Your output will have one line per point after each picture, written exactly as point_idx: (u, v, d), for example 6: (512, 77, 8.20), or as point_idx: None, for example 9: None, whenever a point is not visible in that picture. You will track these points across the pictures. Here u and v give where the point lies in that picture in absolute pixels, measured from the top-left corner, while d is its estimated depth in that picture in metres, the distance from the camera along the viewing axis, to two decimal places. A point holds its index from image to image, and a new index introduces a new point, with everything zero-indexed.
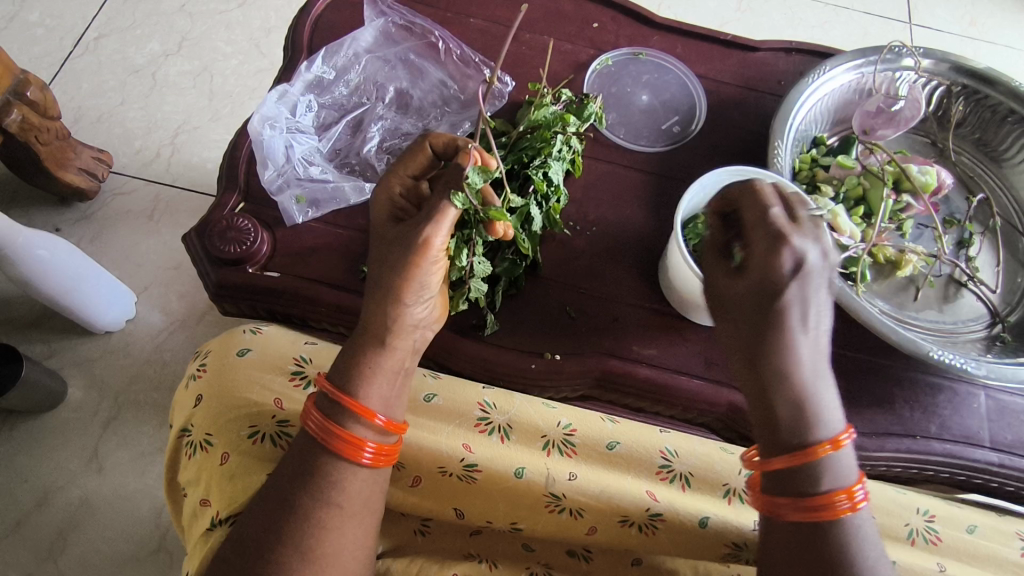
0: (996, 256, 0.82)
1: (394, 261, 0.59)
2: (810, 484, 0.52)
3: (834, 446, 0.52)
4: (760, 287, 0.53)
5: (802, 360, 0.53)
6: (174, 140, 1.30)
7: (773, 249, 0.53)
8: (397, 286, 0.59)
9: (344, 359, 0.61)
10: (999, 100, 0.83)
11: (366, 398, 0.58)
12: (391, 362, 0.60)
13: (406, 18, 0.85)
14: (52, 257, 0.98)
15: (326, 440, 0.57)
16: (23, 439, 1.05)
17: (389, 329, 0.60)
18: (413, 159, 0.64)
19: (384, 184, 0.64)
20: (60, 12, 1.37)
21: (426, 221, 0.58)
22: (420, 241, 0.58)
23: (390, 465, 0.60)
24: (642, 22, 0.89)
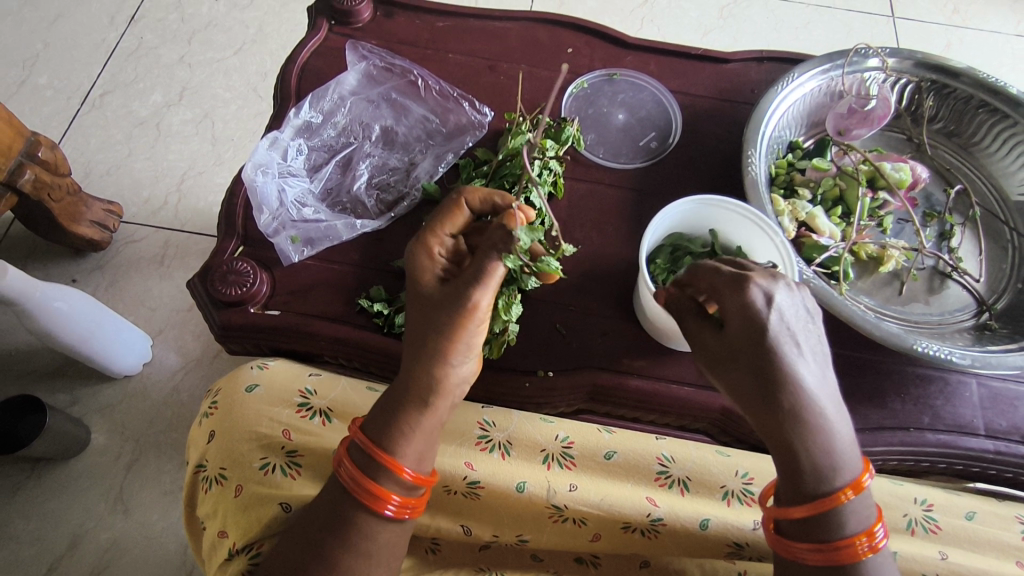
0: (978, 245, 0.83)
1: (440, 324, 0.60)
2: (832, 530, 0.56)
3: (854, 492, 0.56)
4: (745, 331, 0.58)
5: (807, 393, 0.56)
6: (181, 186, 1.35)
7: (743, 292, 0.58)
8: (441, 347, 0.60)
9: (384, 411, 0.61)
10: (966, 91, 0.85)
11: (400, 454, 0.60)
12: (430, 421, 0.61)
13: (386, 60, 0.89)
14: (70, 309, 1.02)
15: (357, 493, 0.59)
16: (51, 485, 1.09)
17: (432, 390, 0.61)
18: (452, 220, 0.65)
19: (421, 245, 0.65)
20: (67, 72, 1.43)
21: (476, 284, 0.60)
22: (468, 304, 0.60)
23: (414, 517, 0.62)
24: (614, 43, 0.92)
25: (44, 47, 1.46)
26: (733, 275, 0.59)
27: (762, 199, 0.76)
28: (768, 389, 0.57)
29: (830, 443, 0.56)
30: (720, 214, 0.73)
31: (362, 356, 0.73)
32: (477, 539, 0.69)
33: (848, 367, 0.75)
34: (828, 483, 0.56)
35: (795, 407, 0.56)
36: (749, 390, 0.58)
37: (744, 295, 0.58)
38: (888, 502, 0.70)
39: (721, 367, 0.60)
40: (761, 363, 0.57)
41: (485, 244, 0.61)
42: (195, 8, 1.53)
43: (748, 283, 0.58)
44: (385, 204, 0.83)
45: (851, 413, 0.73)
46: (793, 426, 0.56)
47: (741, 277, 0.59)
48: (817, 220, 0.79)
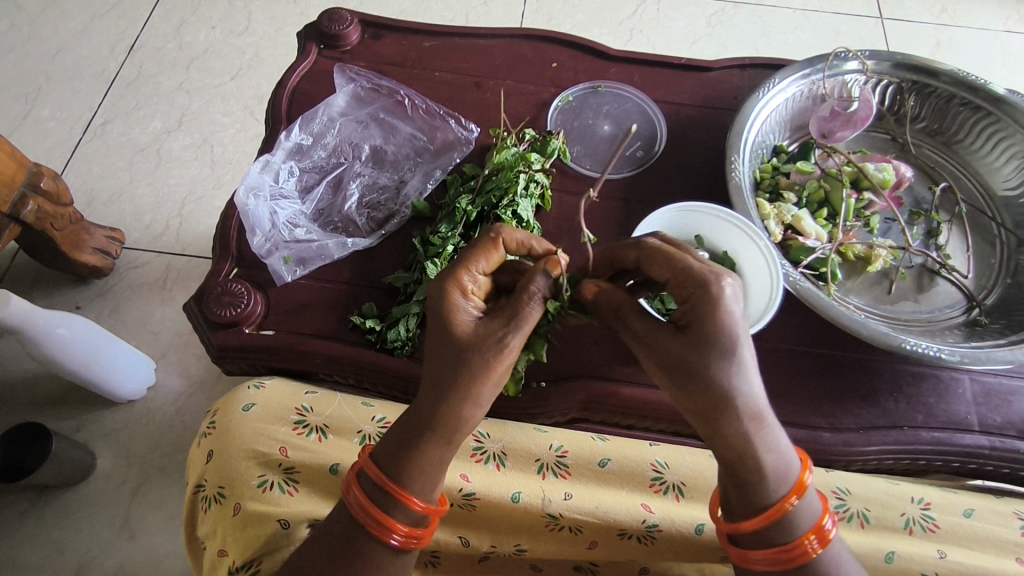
0: (965, 242, 0.83)
1: (476, 368, 0.56)
2: (782, 536, 0.57)
3: (797, 497, 0.56)
4: (699, 341, 0.55)
5: (757, 400, 0.55)
6: (181, 211, 1.37)
7: (704, 297, 0.55)
8: (471, 388, 0.57)
9: (398, 444, 0.59)
10: (946, 89, 0.86)
11: (414, 486, 0.58)
12: (447, 454, 0.59)
13: (373, 81, 0.91)
14: (73, 336, 1.03)
15: (364, 521, 0.58)
16: (58, 512, 1.10)
17: (454, 428, 0.58)
18: (490, 257, 0.61)
19: (455, 280, 0.60)
20: (68, 103, 1.46)
21: (517, 329, 0.58)
22: (503, 346, 0.57)
23: (422, 545, 0.61)
24: (598, 56, 0.93)
25: (47, 79, 1.49)
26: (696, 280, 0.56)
27: (747, 204, 0.77)
28: (721, 401, 0.54)
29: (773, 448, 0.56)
30: (704, 222, 0.76)
31: (355, 372, 0.74)
32: (475, 551, 0.70)
33: (839, 368, 0.75)
34: (772, 489, 0.56)
35: (744, 418, 0.54)
36: (701, 404, 0.55)
37: (701, 298, 0.55)
38: (883, 501, 0.70)
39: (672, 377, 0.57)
40: (709, 376, 0.54)
41: (527, 286, 0.59)
42: (192, 36, 1.57)
43: (709, 286, 0.55)
44: (376, 222, 0.85)
45: (844, 414, 0.73)
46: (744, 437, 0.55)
47: (702, 279, 0.55)
48: (802, 223, 0.79)
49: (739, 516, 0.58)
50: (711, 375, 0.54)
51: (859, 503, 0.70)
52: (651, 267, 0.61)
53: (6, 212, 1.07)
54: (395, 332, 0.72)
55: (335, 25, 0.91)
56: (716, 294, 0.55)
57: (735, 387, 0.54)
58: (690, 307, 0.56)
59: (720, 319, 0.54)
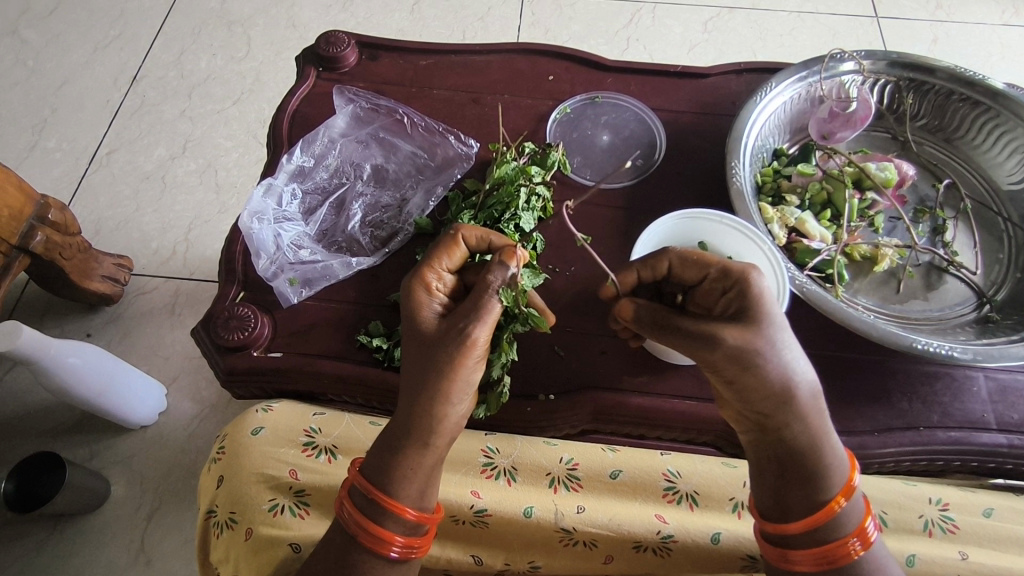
0: (972, 237, 0.83)
1: (439, 363, 0.57)
2: (830, 534, 0.57)
3: (846, 497, 0.58)
4: (757, 334, 0.56)
5: (808, 391, 0.58)
6: (188, 236, 1.38)
7: (749, 292, 0.58)
8: (438, 385, 0.57)
9: (383, 452, 0.59)
10: (944, 86, 0.85)
11: (398, 493, 0.58)
12: (429, 460, 0.59)
13: (371, 101, 0.92)
14: (84, 363, 1.04)
15: (360, 538, 0.58)
16: (74, 540, 1.10)
17: (428, 429, 0.58)
18: (451, 252, 0.63)
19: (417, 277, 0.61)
20: (74, 135, 1.49)
21: (474, 319, 0.57)
22: (466, 339, 0.57)
23: (421, 555, 0.60)
24: (594, 67, 0.94)
25: (52, 112, 1.51)
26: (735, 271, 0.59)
27: (750, 209, 0.76)
28: (779, 392, 0.57)
29: (822, 439, 0.58)
30: (707, 227, 0.75)
31: (364, 391, 0.74)
32: (489, 569, 0.69)
33: (851, 369, 0.74)
34: (821, 484, 0.58)
35: (797, 409, 0.57)
36: (761, 396, 0.57)
37: (749, 294, 0.58)
38: (901, 504, 0.69)
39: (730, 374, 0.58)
40: (767, 369, 0.56)
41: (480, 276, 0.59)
42: (193, 63, 1.59)
43: (750, 281, 0.58)
44: (380, 240, 0.85)
45: (858, 416, 0.72)
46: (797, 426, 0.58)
47: (747, 275, 0.58)
48: (807, 225, 0.79)
49: (787, 515, 0.59)
50: (769, 368, 0.56)
51: (877, 506, 0.69)
52: (682, 272, 0.63)
53: (16, 244, 1.08)
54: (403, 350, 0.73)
55: (333, 48, 0.93)
56: (757, 289, 0.58)
57: (791, 377, 0.57)
58: (737, 305, 0.59)
59: (769, 312, 0.58)
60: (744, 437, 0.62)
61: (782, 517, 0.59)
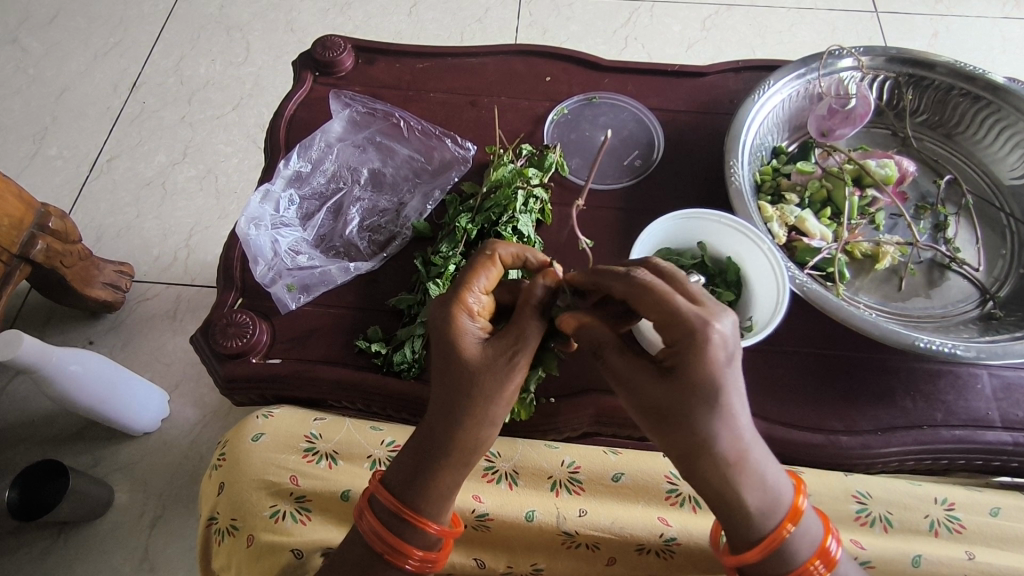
0: (974, 233, 0.82)
1: (487, 391, 0.56)
2: (776, 570, 0.55)
3: (794, 523, 0.55)
4: (684, 389, 0.51)
5: (743, 445, 0.52)
6: (189, 242, 1.38)
7: (693, 345, 0.50)
8: (482, 409, 0.56)
9: (411, 468, 0.58)
10: (943, 81, 0.85)
11: (426, 510, 0.58)
12: (460, 477, 0.58)
13: (368, 105, 0.92)
14: (86, 371, 1.04)
15: (377, 547, 0.58)
16: (78, 548, 1.10)
17: (463, 450, 0.57)
18: (489, 275, 0.59)
19: (455, 304, 0.58)
20: (75, 142, 1.49)
21: (523, 346, 0.56)
22: (513, 367, 0.56)
23: (435, 569, 0.60)
24: (591, 68, 0.93)
25: (53, 119, 1.52)
26: (677, 327, 0.51)
27: (749, 208, 0.76)
28: (704, 448, 0.52)
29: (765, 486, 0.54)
30: (707, 227, 0.75)
31: (363, 397, 0.73)
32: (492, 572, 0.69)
33: (854, 368, 0.74)
34: (762, 525, 0.55)
35: (725, 466, 0.52)
36: (681, 450, 0.53)
37: (685, 349, 0.51)
38: (905, 504, 0.68)
39: (655, 423, 0.54)
40: (694, 423, 0.51)
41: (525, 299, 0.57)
42: (192, 69, 1.59)
43: (699, 333, 0.50)
44: (378, 244, 0.85)
45: (861, 416, 0.71)
46: (729, 480, 0.53)
47: (693, 328, 0.51)
48: (806, 224, 0.78)
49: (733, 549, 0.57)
50: (697, 426, 0.51)
51: (881, 506, 0.68)
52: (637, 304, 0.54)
53: (16, 252, 1.09)
54: (401, 354, 0.72)
55: (329, 53, 0.92)
56: (707, 342, 0.50)
57: (719, 435, 0.51)
58: (675, 356, 0.52)
59: (706, 370, 0.50)
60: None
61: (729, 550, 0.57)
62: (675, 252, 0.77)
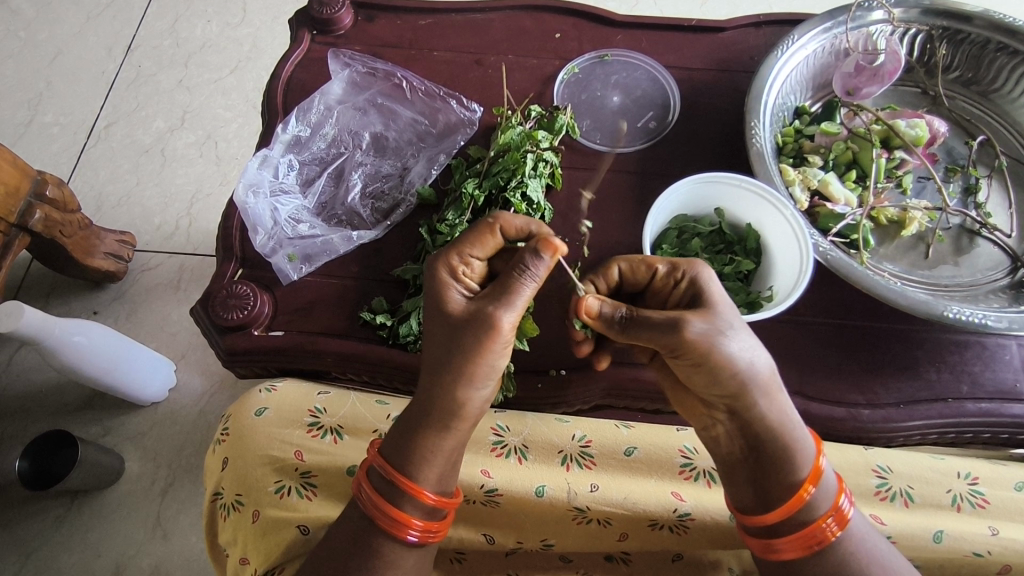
0: (1006, 198, 0.79)
1: (462, 347, 0.54)
2: (806, 519, 0.56)
3: (815, 484, 0.56)
4: (716, 316, 0.53)
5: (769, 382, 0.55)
6: (190, 210, 1.35)
7: (699, 283, 0.55)
8: (464, 369, 0.54)
9: (402, 435, 0.58)
10: (981, 34, 0.80)
11: (422, 477, 0.57)
12: (453, 443, 0.58)
13: (368, 65, 0.88)
14: (90, 342, 1.03)
15: (377, 519, 0.57)
16: (91, 517, 1.11)
17: (455, 414, 0.56)
18: (480, 239, 0.57)
19: (441, 261, 0.57)
20: (71, 108, 1.45)
21: (504, 304, 0.53)
22: (491, 323, 0.53)
23: (438, 539, 0.59)
24: (602, 23, 0.88)
25: (47, 85, 1.47)
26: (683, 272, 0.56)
27: (770, 171, 0.72)
28: (744, 380, 0.53)
29: (787, 423, 0.56)
30: (726, 192, 0.72)
31: (369, 369, 0.71)
32: (501, 548, 0.67)
33: (876, 339, 0.71)
34: (785, 469, 0.56)
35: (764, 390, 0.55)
36: (727, 384, 0.54)
37: (696, 284, 0.55)
38: (928, 478, 0.66)
39: (699, 360, 0.53)
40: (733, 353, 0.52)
41: (516, 260, 0.54)
42: (188, 31, 1.53)
43: (696, 272, 0.55)
44: (381, 212, 0.82)
45: (882, 388, 0.69)
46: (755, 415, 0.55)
47: (696, 266, 0.56)
48: (830, 188, 0.74)
49: (767, 504, 0.57)
50: (728, 362, 0.52)
51: (903, 481, 0.66)
52: (634, 278, 0.59)
53: (14, 222, 1.06)
54: (407, 326, 0.70)
55: (326, 9, 0.87)
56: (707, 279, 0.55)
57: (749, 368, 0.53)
58: (687, 295, 0.56)
59: (721, 298, 0.54)
60: (705, 429, 0.60)
61: (752, 506, 0.58)
62: (692, 219, 0.74)
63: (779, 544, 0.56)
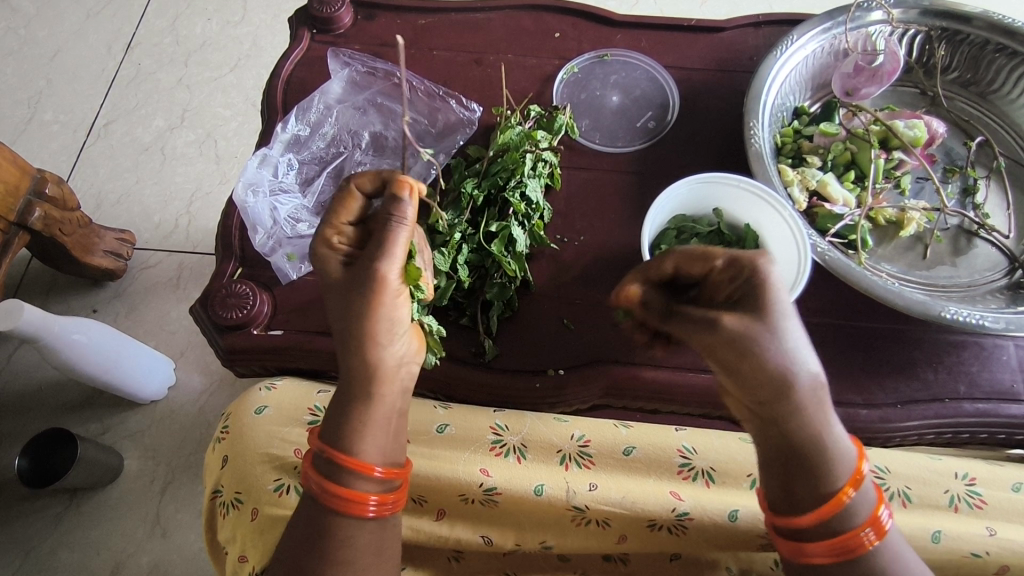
0: (1005, 199, 0.79)
1: (357, 307, 0.57)
2: (841, 527, 0.54)
3: (854, 490, 0.54)
4: (764, 317, 0.51)
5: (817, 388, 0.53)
6: (190, 208, 1.35)
7: (757, 278, 0.53)
8: (367, 330, 0.57)
9: (336, 415, 0.58)
10: (980, 35, 0.80)
11: (361, 451, 0.57)
12: (382, 409, 0.59)
13: (368, 65, 0.88)
14: (89, 340, 1.03)
15: (330, 503, 0.57)
16: (91, 515, 1.11)
17: (375, 377, 0.58)
18: (343, 206, 0.59)
19: (317, 237, 0.60)
20: (71, 106, 1.45)
21: (381, 257, 0.56)
22: (376, 279, 0.56)
23: (397, 510, 0.60)
24: (602, 22, 0.88)
25: (46, 83, 1.47)
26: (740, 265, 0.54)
27: (769, 171, 0.72)
28: (789, 379, 0.52)
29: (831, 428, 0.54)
30: (725, 192, 0.72)
31: None
32: (500, 548, 0.68)
33: (873, 339, 0.71)
34: (822, 474, 0.54)
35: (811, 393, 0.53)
36: (768, 384, 0.53)
37: (756, 280, 0.53)
38: (926, 478, 0.66)
39: (740, 358, 0.52)
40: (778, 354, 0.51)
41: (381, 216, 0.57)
42: (187, 29, 1.53)
43: (757, 265, 0.53)
44: None
45: (880, 388, 0.69)
46: (796, 421, 0.53)
47: (758, 261, 0.53)
48: (829, 188, 0.75)
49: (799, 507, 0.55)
50: (770, 356, 0.51)
51: (900, 481, 0.66)
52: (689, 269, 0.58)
53: (13, 220, 1.06)
54: None
55: (326, 8, 0.87)
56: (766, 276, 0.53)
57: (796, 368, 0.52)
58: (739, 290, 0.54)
59: (778, 297, 0.52)
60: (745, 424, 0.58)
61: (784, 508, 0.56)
62: (690, 219, 0.74)
63: (811, 549, 0.54)
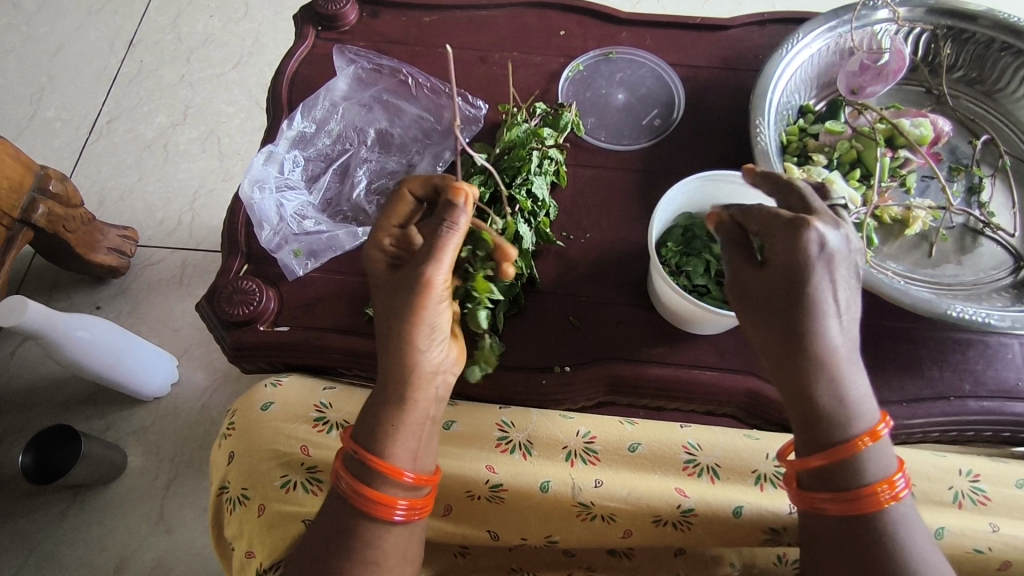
0: (1010, 198, 0.79)
1: (399, 306, 0.58)
2: (851, 482, 0.54)
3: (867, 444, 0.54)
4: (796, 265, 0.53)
5: (834, 337, 0.54)
6: (193, 205, 1.35)
7: (796, 233, 0.53)
8: (407, 332, 0.58)
9: (371, 417, 0.59)
10: (985, 34, 0.80)
11: (394, 456, 0.58)
12: (415, 415, 0.59)
13: (374, 62, 0.87)
14: (93, 337, 1.03)
15: (359, 504, 0.57)
16: (94, 511, 1.11)
17: (410, 382, 0.59)
18: (395, 208, 0.61)
19: (370, 239, 0.62)
20: (73, 103, 1.45)
21: (430, 260, 0.57)
22: (422, 281, 0.57)
23: (424, 516, 0.60)
24: (607, 20, 0.88)
25: (49, 80, 1.47)
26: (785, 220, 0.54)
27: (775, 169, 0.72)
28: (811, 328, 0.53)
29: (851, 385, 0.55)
30: (730, 190, 0.72)
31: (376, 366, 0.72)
32: (505, 543, 0.68)
33: (879, 337, 0.71)
34: (836, 422, 0.55)
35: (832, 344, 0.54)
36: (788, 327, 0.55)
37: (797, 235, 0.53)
38: (930, 475, 0.66)
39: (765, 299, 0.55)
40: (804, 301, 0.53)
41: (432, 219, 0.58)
42: (190, 26, 1.53)
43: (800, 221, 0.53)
44: None
45: (886, 386, 0.69)
46: (807, 365, 0.54)
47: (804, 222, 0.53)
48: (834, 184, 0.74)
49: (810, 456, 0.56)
50: (795, 303, 0.53)
51: None
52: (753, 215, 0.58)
53: (18, 217, 1.07)
54: None
55: (331, 5, 0.88)
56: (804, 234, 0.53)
57: (812, 322, 0.53)
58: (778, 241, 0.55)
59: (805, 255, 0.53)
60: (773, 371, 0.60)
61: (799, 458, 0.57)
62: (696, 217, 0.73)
63: (816, 498, 0.56)
